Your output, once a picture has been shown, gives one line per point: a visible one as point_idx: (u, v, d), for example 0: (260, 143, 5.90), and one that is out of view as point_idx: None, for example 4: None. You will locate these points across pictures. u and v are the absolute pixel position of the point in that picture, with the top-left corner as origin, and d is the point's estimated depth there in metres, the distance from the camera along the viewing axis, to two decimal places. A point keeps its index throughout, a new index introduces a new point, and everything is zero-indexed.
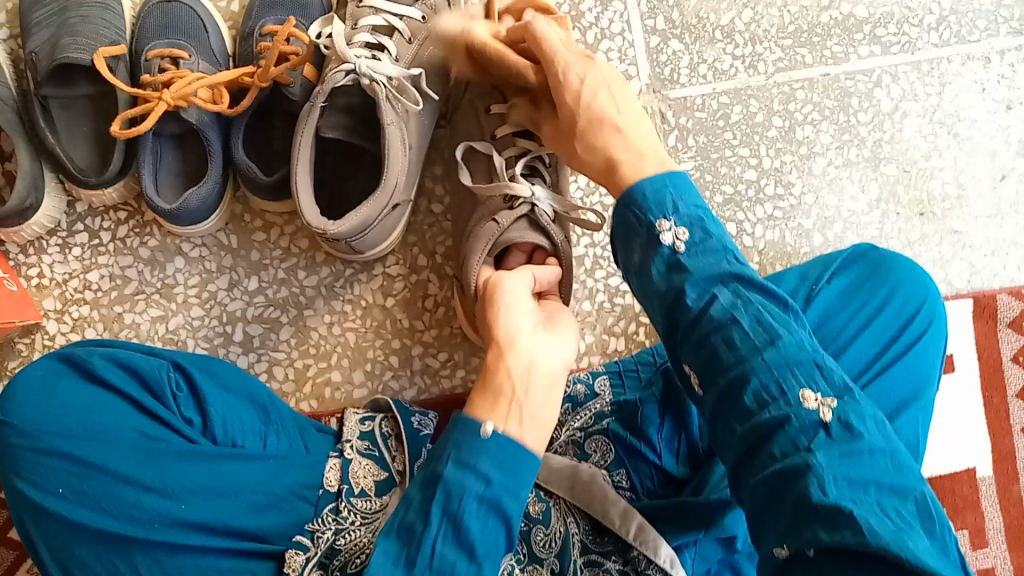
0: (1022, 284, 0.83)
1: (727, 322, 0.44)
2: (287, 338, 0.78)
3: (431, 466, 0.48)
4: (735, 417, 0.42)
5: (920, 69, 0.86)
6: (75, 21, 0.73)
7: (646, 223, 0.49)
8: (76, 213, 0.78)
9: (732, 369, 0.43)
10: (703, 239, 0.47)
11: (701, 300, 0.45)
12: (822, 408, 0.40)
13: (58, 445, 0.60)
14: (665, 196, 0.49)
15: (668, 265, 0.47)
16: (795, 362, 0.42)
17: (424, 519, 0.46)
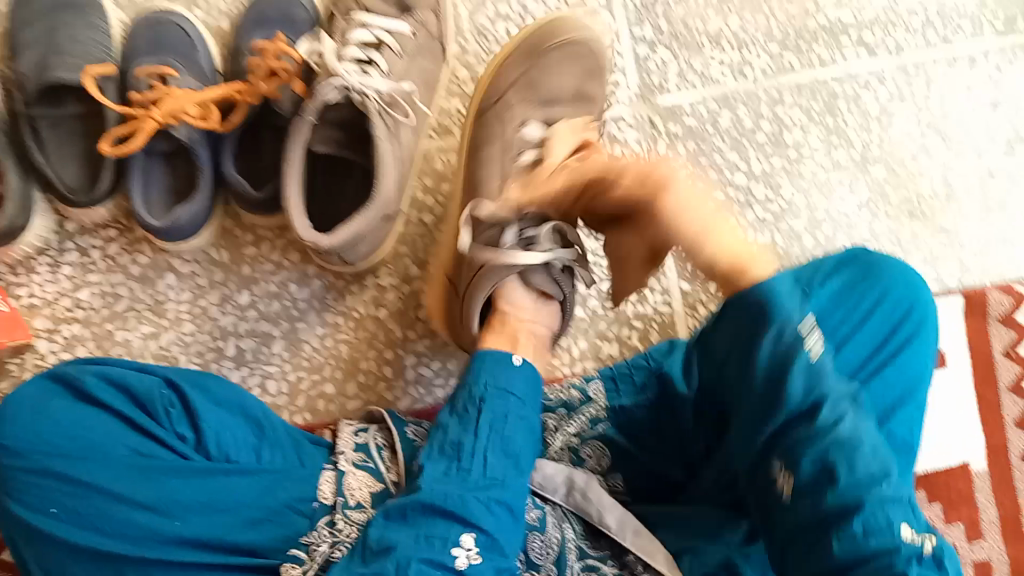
0: (1012, 280, 0.84)
1: (857, 445, 0.45)
2: (279, 351, 0.78)
3: (463, 391, 0.58)
4: (834, 536, 0.44)
5: (906, 70, 0.86)
6: (62, 41, 0.73)
7: (782, 327, 0.46)
8: (66, 232, 0.78)
9: (852, 496, 0.44)
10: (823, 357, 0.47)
11: (835, 416, 0.45)
12: (923, 544, 0.44)
13: (49, 464, 0.60)
14: (794, 305, 0.47)
15: (808, 368, 0.46)
16: (899, 504, 0.45)
17: (473, 432, 0.55)
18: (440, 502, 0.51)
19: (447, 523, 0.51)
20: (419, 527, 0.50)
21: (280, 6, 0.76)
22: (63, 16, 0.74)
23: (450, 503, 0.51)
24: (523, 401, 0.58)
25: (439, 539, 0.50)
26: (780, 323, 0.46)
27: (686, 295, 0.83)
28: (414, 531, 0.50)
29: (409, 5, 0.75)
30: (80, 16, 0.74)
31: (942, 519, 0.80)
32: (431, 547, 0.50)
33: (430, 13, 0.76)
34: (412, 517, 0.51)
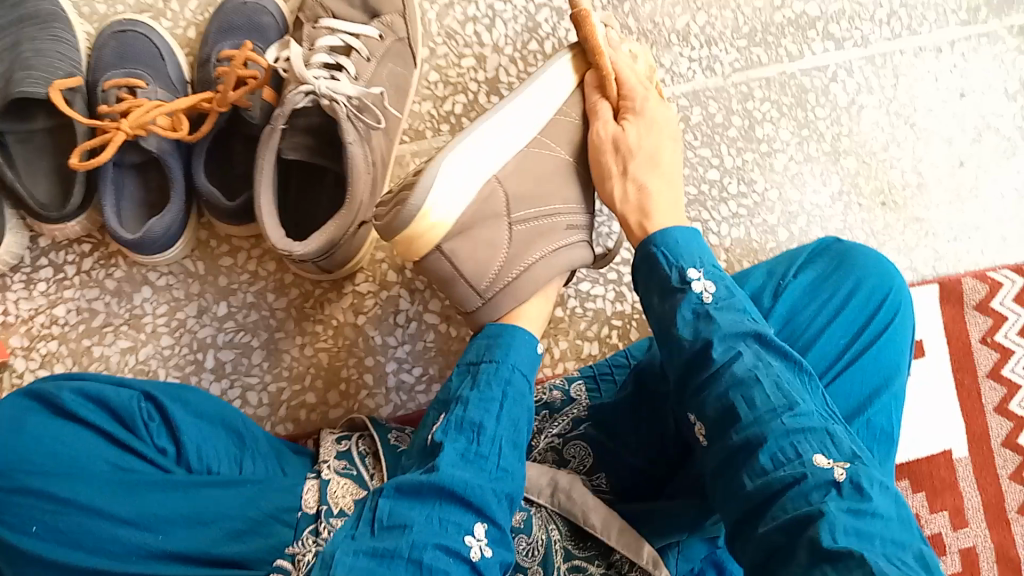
0: (985, 268, 0.85)
1: (750, 382, 0.48)
2: (259, 362, 0.78)
3: (485, 367, 0.57)
4: (746, 472, 0.46)
5: (874, 62, 0.87)
6: (28, 55, 0.71)
7: (678, 273, 0.53)
8: (40, 249, 0.77)
9: (751, 428, 0.47)
10: (730, 300, 0.52)
11: (726, 355, 0.49)
12: (837, 468, 0.44)
13: (28, 481, 0.59)
14: (689, 253, 0.54)
15: (695, 312, 0.51)
16: (808, 429, 0.46)
17: (495, 418, 0.55)
18: (461, 489, 0.51)
19: (462, 510, 0.51)
20: (432, 509, 0.51)
21: (247, 13, 0.76)
22: (28, 30, 0.73)
23: (469, 492, 0.51)
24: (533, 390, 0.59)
25: (453, 525, 0.50)
26: (677, 266, 0.53)
27: None
28: (427, 510, 0.50)
29: (376, 9, 0.75)
30: (45, 30, 0.73)
31: (925, 508, 0.82)
32: (446, 531, 0.50)
33: (398, 16, 0.76)
34: (427, 496, 0.51)
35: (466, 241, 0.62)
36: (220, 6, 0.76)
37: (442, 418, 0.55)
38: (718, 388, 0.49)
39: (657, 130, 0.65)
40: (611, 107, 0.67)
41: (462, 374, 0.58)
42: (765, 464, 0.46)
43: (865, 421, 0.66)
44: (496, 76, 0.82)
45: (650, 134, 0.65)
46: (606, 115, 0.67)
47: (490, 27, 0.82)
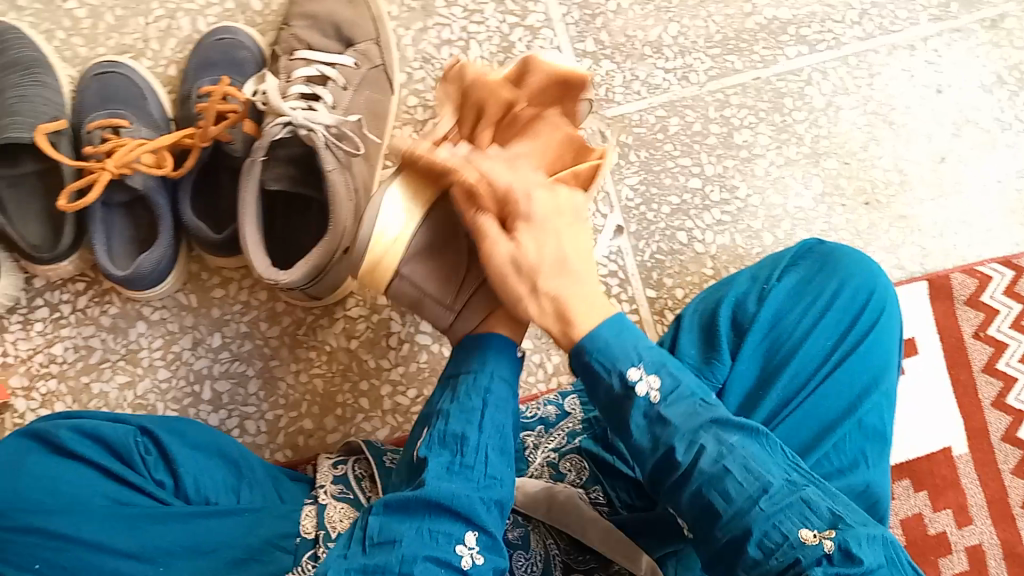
0: (973, 262, 0.86)
1: (720, 477, 0.44)
2: (255, 392, 0.78)
3: (464, 379, 0.55)
4: (741, 566, 0.44)
5: (848, 63, 0.87)
6: (12, 101, 0.73)
7: (617, 378, 0.47)
8: (35, 289, 0.78)
9: (733, 523, 0.44)
10: (676, 387, 0.47)
11: (689, 455, 0.45)
12: (825, 541, 0.42)
13: (30, 520, 0.61)
14: (617, 351, 0.48)
15: (647, 417, 0.46)
16: (787, 505, 0.44)
17: (476, 428, 0.52)
18: (447, 499, 0.49)
19: (451, 520, 0.49)
20: (422, 519, 0.49)
21: (225, 49, 0.77)
22: (12, 77, 0.74)
23: (457, 501, 0.49)
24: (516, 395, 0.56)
25: (443, 535, 0.48)
26: (614, 369, 0.47)
27: (653, 302, 0.82)
28: (416, 525, 0.48)
29: (350, 38, 0.77)
30: (30, 75, 0.75)
31: (929, 507, 0.81)
32: (435, 543, 0.48)
33: (373, 44, 0.77)
34: (415, 509, 0.49)
35: (437, 262, 0.59)
36: (198, 43, 0.78)
37: (425, 433, 0.53)
38: (691, 489, 0.45)
39: (553, 222, 0.51)
40: (496, 217, 0.51)
41: (444, 394, 0.55)
42: (755, 553, 0.43)
43: (856, 420, 0.66)
44: None
45: (551, 241, 0.51)
46: (493, 230, 0.51)
47: (466, 50, 0.83)
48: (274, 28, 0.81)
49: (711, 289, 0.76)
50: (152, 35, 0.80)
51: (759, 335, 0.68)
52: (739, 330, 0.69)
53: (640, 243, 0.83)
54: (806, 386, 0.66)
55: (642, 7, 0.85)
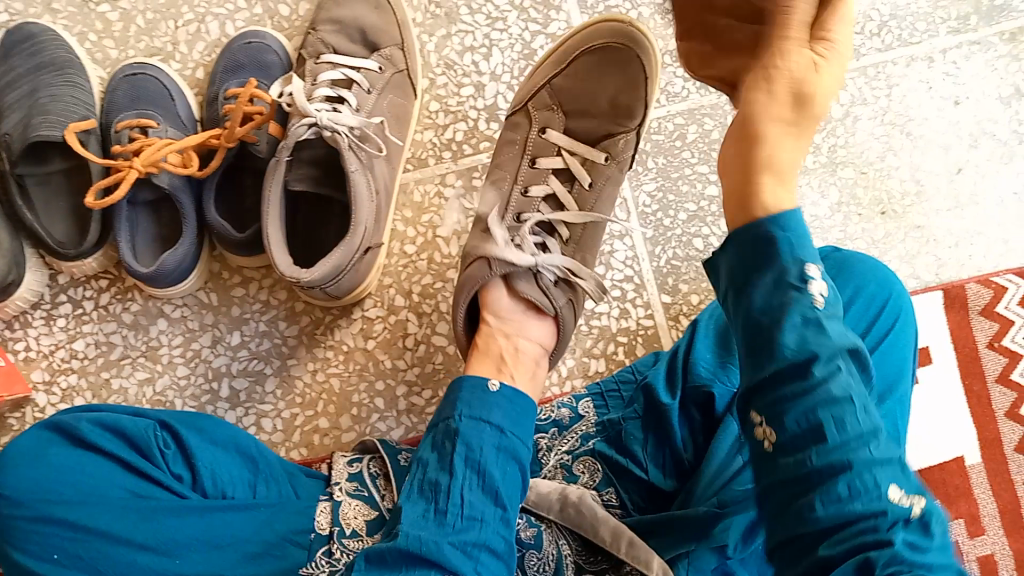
0: (989, 273, 0.86)
1: (844, 399, 0.39)
2: (272, 390, 0.79)
3: (447, 425, 0.55)
4: (816, 497, 0.38)
5: (866, 74, 0.88)
6: (45, 101, 0.75)
7: (784, 266, 0.42)
8: (59, 285, 0.80)
9: (837, 451, 0.39)
10: (834, 303, 0.42)
11: (828, 371, 0.40)
12: (913, 507, 0.39)
13: (51, 511, 0.63)
14: (807, 246, 0.43)
15: (805, 318, 0.40)
16: (887, 457, 0.39)
17: (449, 471, 0.53)
18: (416, 547, 0.50)
19: (426, 569, 0.50)
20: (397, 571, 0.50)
21: (252, 52, 0.78)
22: (45, 77, 0.76)
23: (424, 548, 0.50)
24: (507, 430, 0.56)
25: None
26: (777, 270, 0.42)
27: (668, 306, 0.84)
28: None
29: (375, 44, 0.78)
30: (61, 75, 0.76)
31: None
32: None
33: (397, 48, 0.78)
34: (390, 561, 0.50)
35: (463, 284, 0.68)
36: (226, 46, 0.79)
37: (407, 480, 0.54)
38: (808, 400, 0.39)
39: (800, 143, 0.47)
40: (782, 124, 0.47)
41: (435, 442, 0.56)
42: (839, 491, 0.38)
43: None
44: (495, 103, 0.84)
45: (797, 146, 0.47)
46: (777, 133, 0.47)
47: (487, 57, 0.84)
48: (300, 33, 0.82)
49: None
50: (181, 38, 0.81)
51: None
52: None
53: (656, 249, 0.84)
54: None
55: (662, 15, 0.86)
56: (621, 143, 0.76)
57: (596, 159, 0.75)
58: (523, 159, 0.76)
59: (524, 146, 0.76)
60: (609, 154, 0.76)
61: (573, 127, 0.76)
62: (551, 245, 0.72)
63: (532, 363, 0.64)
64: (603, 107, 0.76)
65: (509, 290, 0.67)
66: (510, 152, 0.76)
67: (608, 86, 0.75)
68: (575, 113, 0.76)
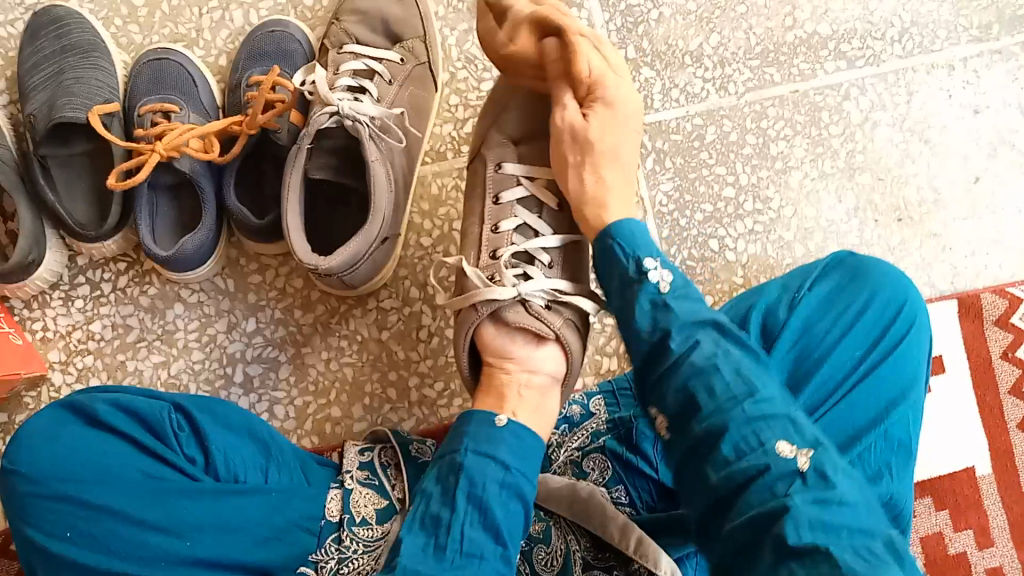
0: (1004, 283, 0.86)
1: (709, 370, 0.48)
2: (286, 377, 0.80)
3: (454, 459, 0.56)
4: (710, 464, 0.46)
5: (887, 80, 0.88)
6: (70, 83, 0.75)
7: (633, 264, 0.54)
8: (78, 267, 0.80)
9: (713, 418, 0.46)
10: (683, 288, 0.53)
11: (684, 346, 0.50)
12: (800, 456, 0.44)
13: (64, 488, 0.63)
14: (644, 246, 0.55)
15: (652, 302, 0.52)
16: (769, 416, 0.46)
17: (451, 506, 0.53)
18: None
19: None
20: None
21: (275, 41, 0.79)
22: (71, 59, 0.76)
23: None
24: (513, 468, 0.56)
25: None
26: (623, 263, 0.55)
27: None
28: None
29: (398, 35, 0.78)
30: (87, 59, 0.77)
31: (949, 526, 0.81)
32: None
33: (420, 40, 0.78)
34: None
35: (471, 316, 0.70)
36: (249, 34, 0.79)
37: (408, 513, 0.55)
38: (679, 376, 0.49)
39: (622, 123, 0.63)
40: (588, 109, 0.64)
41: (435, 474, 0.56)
42: (728, 455, 0.46)
43: (881, 432, 0.66)
44: None
45: (607, 134, 0.62)
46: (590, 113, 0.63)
47: None
48: (322, 24, 0.83)
49: (739, 298, 0.77)
50: (206, 25, 0.82)
51: (789, 341, 0.69)
52: (767, 336, 0.70)
53: (671, 249, 0.83)
54: (832, 395, 0.67)
55: (684, 16, 0.86)
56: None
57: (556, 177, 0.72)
58: (486, 196, 0.72)
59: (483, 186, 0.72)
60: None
61: (525, 158, 0.72)
62: (534, 270, 0.68)
63: (539, 394, 0.62)
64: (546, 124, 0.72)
65: (501, 323, 0.65)
66: (474, 197, 0.73)
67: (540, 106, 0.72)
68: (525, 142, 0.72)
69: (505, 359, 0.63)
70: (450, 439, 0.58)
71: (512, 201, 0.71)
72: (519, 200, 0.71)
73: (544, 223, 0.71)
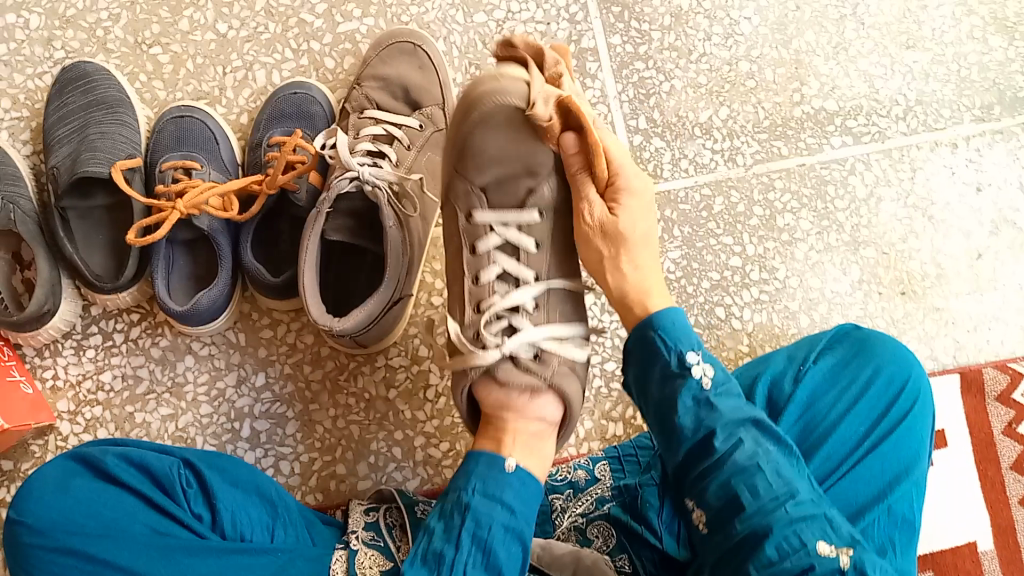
0: (1005, 358, 0.87)
1: (754, 472, 0.50)
2: (293, 433, 0.80)
3: (456, 497, 0.56)
4: (751, 562, 0.49)
5: (891, 156, 0.90)
6: (94, 138, 0.77)
7: (675, 354, 0.55)
8: (91, 317, 0.81)
9: (756, 517, 0.49)
10: (723, 380, 0.54)
11: (728, 442, 0.52)
12: (841, 555, 0.47)
13: (69, 541, 0.63)
14: (686, 334, 0.55)
15: (697, 399, 0.53)
16: (807, 517, 0.49)
17: (455, 545, 0.54)
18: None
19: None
20: None
21: (297, 103, 0.80)
22: (96, 114, 0.78)
23: None
24: (517, 510, 0.56)
25: None
26: (662, 357, 0.55)
27: None
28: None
29: (417, 102, 0.80)
30: (112, 114, 0.79)
31: None
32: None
33: (438, 108, 0.80)
34: None
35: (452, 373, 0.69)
36: (272, 95, 0.81)
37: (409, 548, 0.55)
38: (721, 473, 0.51)
39: (640, 204, 0.61)
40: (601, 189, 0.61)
41: (438, 513, 0.56)
42: (770, 554, 0.48)
43: (886, 506, 0.66)
44: None
45: (630, 223, 0.60)
46: (597, 203, 0.61)
47: None
48: (344, 86, 0.85)
49: (745, 370, 0.78)
50: (228, 84, 0.83)
51: (794, 415, 0.71)
52: (774, 409, 0.72)
53: None
54: (837, 470, 0.68)
55: (694, 89, 0.88)
56: (548, 190, 0.66)
57: (530, 221, 0.67)
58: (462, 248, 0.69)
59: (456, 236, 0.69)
60: (541, 207, 0.67)
61: (496, 200, 0.67)
62: (520, 322, 0.66)
63: (534, 438, 0.60)
64: (513, 167, 0.65)
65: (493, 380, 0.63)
66: (451, 247, 0.70)
67: (507, 147, 0.64)
68: (492, 185, 0.67)
69: (504, 409, 0.61)
70: (454, 478, 0.58)
71: (489, 249, 0.68)
72: (497, 246, 0.68)
73: (526, 269, 0.67)
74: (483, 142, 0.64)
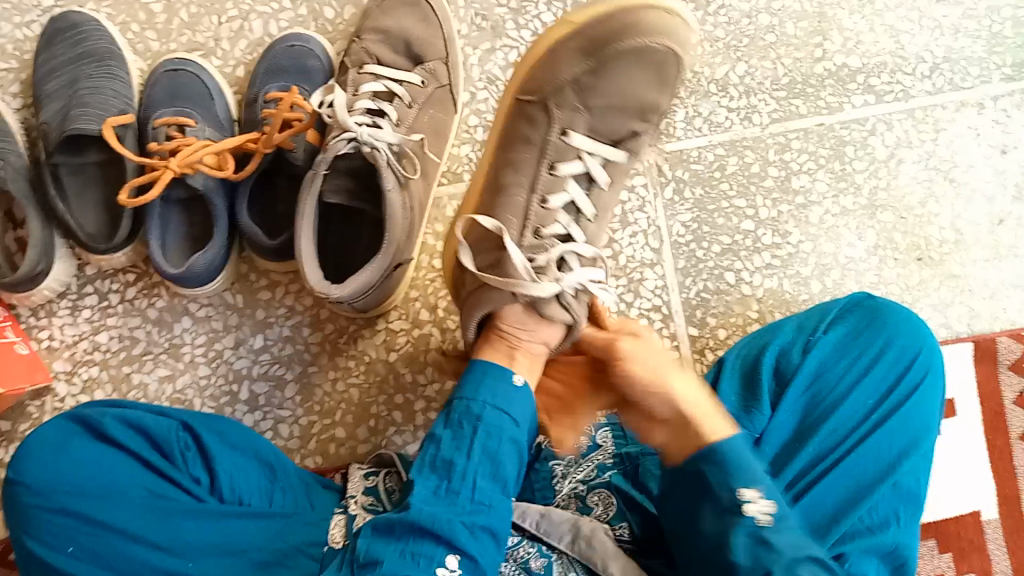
0: (1022, 328, 0.85)
1: None
2: (292, 396, 0.79)
3: (458, 405, 0.57)
4: None
5: (914, 116, 0.86)
6: (85, 93, 0.74)
7: (734, 490, 0.53)
8: (87, 276, 0.79)
9: None
10: (783, 515, 0.53)
11: None
12: None
13: (68, 502, 0.62)
14: (748, 465, 0.54)
15: (754, 537, 0.52)
16: None
17: (467, 453, 0.55)
18: (429, 522, 0.52)
19: (433, 544, 0.52)
20: (406, 543, 0.53)
21: (295, 56, 0.77)
22: (86, 68, 0.75)
23: (437, 525, 0.52)
24: (521, 425, 0.58)
25: (425, 559, 0.52)
26: (716, 493, 0.53)
27: (694, 340, 0.81)
28: (399, 547, 0.52)
29: (420, 55, 0.77)
30: (103, 68, 0.76)
31: (952, 569, 0.80)
32: (417, 565, 0.52)
33: (441, 62, 0.77)
34: (400, 532, 0.53)
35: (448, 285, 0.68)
36: (268, 48, 0.78)
37: (416, 456, 0.56)
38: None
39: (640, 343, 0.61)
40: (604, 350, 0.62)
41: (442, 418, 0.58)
42: None
43: (891, 482, 0.65)
44: None
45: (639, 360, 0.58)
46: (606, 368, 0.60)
47: None
48: (344, 37, 0.81)
49: (755, 336, 0.75)
50: (224, 35, 0.80)
51: (798, 389, 0.68)
52: (779, 380, 0.69)
53: (687, 280, 0.82)
54: (843, 443, 0.66)
55: (711, 44, 0.84)
56: (645, 137, 0.71)
57: (614, 159, 0.70)
58: (541, 165, 0.68)
59: (544, 148, 0.68)
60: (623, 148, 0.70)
61: (597, 128, 0.69)
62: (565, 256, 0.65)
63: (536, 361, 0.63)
64: (629, 106, 0.68)
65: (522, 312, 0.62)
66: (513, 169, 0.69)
67: (642, 91, 0.67)
68: (601, 110, 0.68)
69: (520, 328, 0.62)
70: (457, 384, 0.59)
71: (567, 175, 0.69)
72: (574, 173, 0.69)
73: (587, 203, 0.69)
74: (621, 74, 0.67)
